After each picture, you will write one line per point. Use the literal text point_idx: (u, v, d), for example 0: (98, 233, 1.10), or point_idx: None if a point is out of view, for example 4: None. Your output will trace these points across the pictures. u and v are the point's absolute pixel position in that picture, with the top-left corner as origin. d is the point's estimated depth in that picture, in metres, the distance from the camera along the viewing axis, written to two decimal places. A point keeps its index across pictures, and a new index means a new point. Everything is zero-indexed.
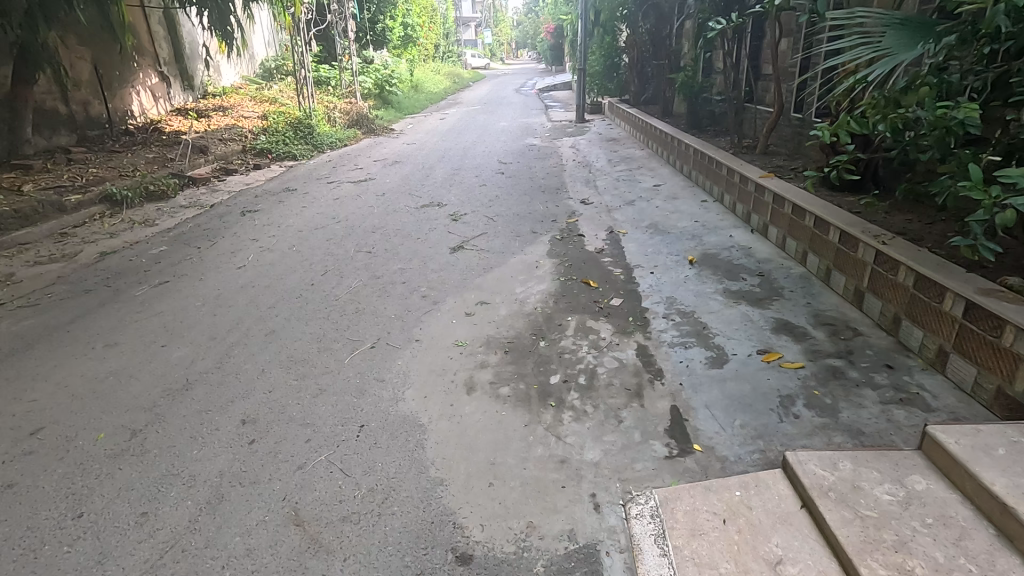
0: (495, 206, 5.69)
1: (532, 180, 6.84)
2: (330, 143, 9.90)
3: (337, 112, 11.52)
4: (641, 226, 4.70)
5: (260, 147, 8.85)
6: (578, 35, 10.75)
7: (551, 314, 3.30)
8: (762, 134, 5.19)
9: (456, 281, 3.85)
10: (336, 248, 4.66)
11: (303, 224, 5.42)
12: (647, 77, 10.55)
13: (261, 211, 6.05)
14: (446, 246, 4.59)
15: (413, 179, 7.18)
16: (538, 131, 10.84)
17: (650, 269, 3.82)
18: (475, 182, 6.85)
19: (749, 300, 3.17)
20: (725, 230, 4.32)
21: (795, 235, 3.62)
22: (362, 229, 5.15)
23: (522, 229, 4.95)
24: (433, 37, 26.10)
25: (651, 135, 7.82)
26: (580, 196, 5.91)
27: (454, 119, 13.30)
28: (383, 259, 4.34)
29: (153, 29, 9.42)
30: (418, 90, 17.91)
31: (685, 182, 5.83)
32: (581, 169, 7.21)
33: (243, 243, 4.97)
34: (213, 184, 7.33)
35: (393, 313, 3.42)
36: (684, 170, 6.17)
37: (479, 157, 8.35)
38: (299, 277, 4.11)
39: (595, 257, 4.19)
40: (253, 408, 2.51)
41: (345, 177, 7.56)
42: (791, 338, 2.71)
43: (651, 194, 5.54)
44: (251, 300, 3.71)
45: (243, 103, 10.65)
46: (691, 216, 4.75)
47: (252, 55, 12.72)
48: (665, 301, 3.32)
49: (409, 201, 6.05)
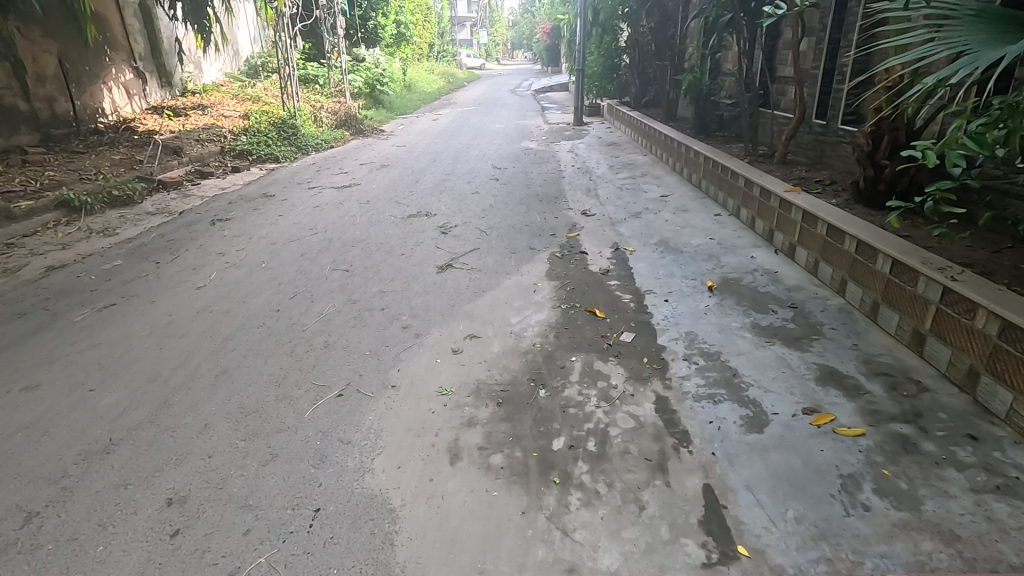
0: (488, 217, 5.22)
1: (529, 188, 6.38)
2: (315, 144, 9.40)
3: (325, 112, 11.01)
4: (649, 242, 4.24)
5: (239, 149, 8.34)
6: (577, 34, 10.28)
7: (551, 352, 2.83)
8: (781, 142, 4.75)
9: (443, 308, 3.37)
10: (310, 265, 4.17)
11: (277, 236, 4.92)
12: (648, 78, 10.09)
13: (232, 220, 5.54)
14: (433, 264, 4.11)
15: (401, 185, 6.69)
16: (535, 133, 10.38)
17: (664, 296, 3.36)
18: (467, 189, 6.37)
19: (784, 339, 2.71)
20: (744, 250, 3.86)
21: (829, 259, 3.16)
22: (341, 242, 4.66)
23: (518, 244, 4.48)
24: (426, 35, 25.49)
25: (655, 140, 7.36)
26: (581, 207, 5.44)
27: (447, 120, 12.80)
28: (361, 279, 3.85)
29: (128, 22, 8.89)
30: (410, 90, 17.36)
31: (695, 192, 5.38)
32: (581, 176, 6.75)
33: (208, 258, 4.47)
34: (186, 188, 6.82)
35: (369, 348, 2.94)
36: (693, 179, 5.71)
37: (471, 161, 7.87)
38: (265, 299, 3.62)
39: (600, 280, 3.73)
40: (184, 481, 2.03)
41: (327, 181, 7.06)
42: (843, 394, 2.25)
43: (659, 206, 5.08)
44: (204, 329, 3.22)
45: (224, 102, 10.12)
46: (704, 232, 4.30)
47: (236, 51, 12.19)
48: (684, 339, 2.86)
49: (394, 210, 5.57)
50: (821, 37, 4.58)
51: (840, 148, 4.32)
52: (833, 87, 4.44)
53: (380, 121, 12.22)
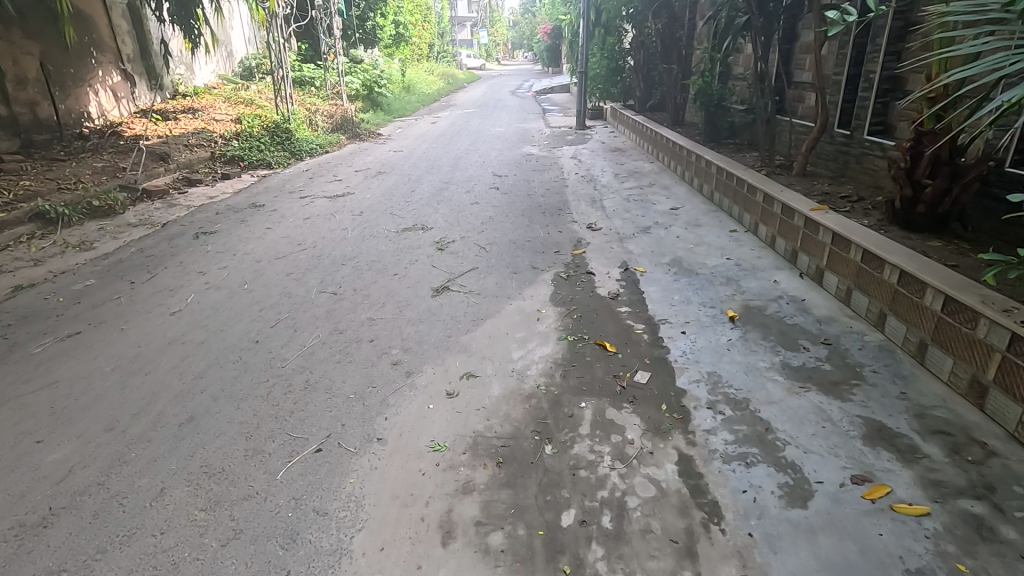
0: (487, 232, 4.91)
1: (531, 198, 6.08)
2: (309, 149, 9.11)
3: (320, 115, 10.72)
4: (662, 262, 3.93)
5: (230, 155, 8.05)
6: (580, 36, 9.98)
7: (559, 397, 2.52)
8: (800, 153, 4.45)
9: (438, 340, 3.07)
10: (296, 286, 3.87)
11: (263, 252, 4.61)
12: (653, 82, 9.78)
13: (217, 233, 5.23)
14: (428, 286, 3.80)
15: (397, 195, 6.38)
16: (537, 138, 10.09)
17: (680, 327, 3.06)
18: (466, 199, 6.06)
19: (820, 384, 2.40)
20: (766, 272, 3.56)
21: (865, 288, 2.85)
22: (330, 260, 4.36)
23: (519, 263, 4.17)
24: (425, 36, 25.13)
25: (662, 147, 7.07)
26: (586, 220, 5.14)
27: (446, 123, 12.48)
28: (350, 304, 3.54)
29: (115, 23, 8.59)
30: (408, 92, 17.02)
31: (707, 205, 5.08)
32: (585, 185, 6.44)
33: (187, 277, 4.16)
34: (172, 198, 6.52)
35: (354, 390, 2.63)
36: (704, 191, 5.41)
37: (471, 168, 7.55)
38: (243, 327, 3.31)
39: (610, 306, 3.42)
40: (130, 568, 1.73)
41: (320, 190, 6.75)
42: (896, 458, 1.95)
43: (669, 220, 4.78)
44: (174, 364, 2.92)
45: (216, 104, 9.80)
46: (720, 251, 4.00)
47: (230, 52, 11.88)
48: (707, 381, 2.55)
49: (389, 223, 5.27)
50: (844, 41, 4.28)
51: (866, 161, 4.02)
52: (858, 95, 4.14)
53: (377, 125, 11.90)
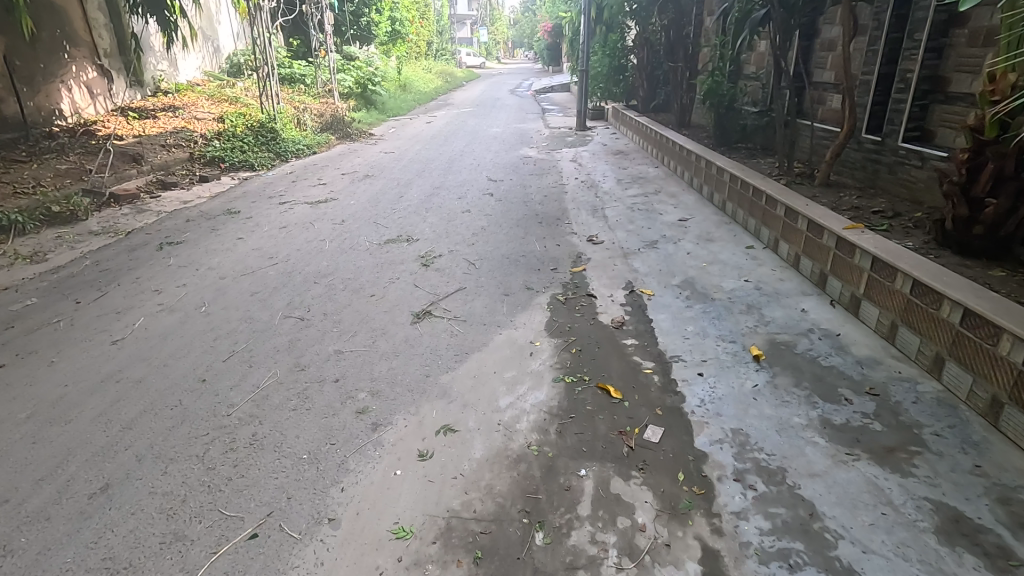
0: (478, 245, 4.47)
1: (527, 205, 5.64)
2: (295, 149, 8.67)
3: (309, 114, 10.28)
4: (671, 284, 3.50)
5: (210, 155, 7.62)
6: (581, 32, 9.54)
7: (553, 462, 2.09)
8: (825, 161, 4.01)
9: (414, 381, 2.63)
10: (261, 308, 3.44)
11: (229, 267, 4.17)
12: (658, 81, 9.33)
13: (184, 243, 4.78)
14: (408, 310, 3.36)
15: (383, 201, 5.93)
16: (535, 139, 9.66)
17: (697, 367, 2.62)
18: (457, 207, 5.62)
19: (871, 451, 1.97)
20: (791, 299, 3.13)
21: (916, 325, 2.42)
22: (302, 277, 3.92)
23: (512, 283, 3.73)
24: (423, 33, 24.59)
25: (668, 150, 6.64)
26: (587, 232, 4.70)
27: (441, 123, 12.02)
28: (317, 334, 3.10)
29: (91, 15, 8.13)
30: (404, 90, 16.53)
31: (719, 217, 4.64)
32: (586, 191, 6.00)
33: (141, 295, 3.73)
34: (142, 202, 6.08)
35: (307, 449, 2.20)
36: (715, 201, 4.97)
37: (464, 172, 7.10)
38: (191, 360, 2.87)
39: (613, 338, 2.99)
40: None
41: (301, 195, 6.30)
42: (985, 567, 1.52)
43: (678, 234, 4.35)
44: (101, 410, 2.48)
45: (198, 102, 9.34)
46: (737, 272, 3.56)
47: (217, 47, 11.41)
48: (732, 441, 2.12)
49: (371, 234, 4.82)
50: (875, 37, 3.83)
51: (902, 171, 3.58)
52: (892, 97, 3.70)
53: (370, 124, 11.44)
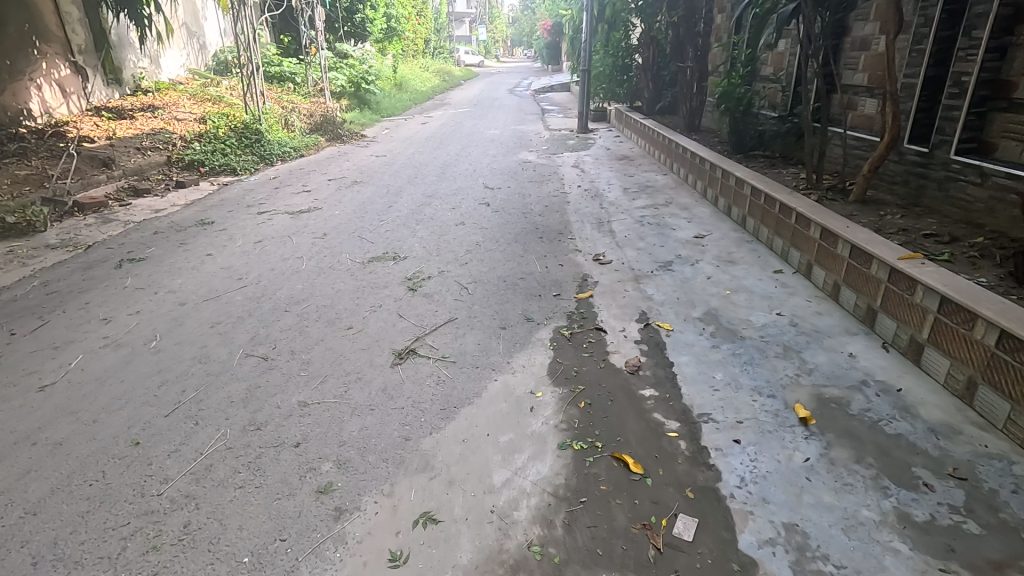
0: (472, 264, 4.02)
1: (526, 217, 5.20)
2: (282, 152, 8.23)
3: (298, 114, 9.81)
4: (692, 317, 3.05)
5: (188, 159, 7.18)
6: (584, 31, 9.11)
7: (561, 572, 1.64)
8: (863, 174, 3.57)
9: (389, 447, 2.17)
10: (220, 344, 2.99)
11: (191, 290, 3.71)
12: (663, 82, 8.89)
13: (147, 260, 4.32)
14: (389, 347, 2.91)
15: (371, 211, 5.48)
16: (535, 141, 9.21)
17: (732, 431, 2.17)
18: (450, 219, 5.16)
19: (972, 567, 1.53)
20: (835, 339, 2.68)
21: (1006, 388, 1.99)
22: (272, 304, 3.47)
23: (509, 313, 3.28)
24: (421, 31, 24.12)
25: (677, 157, 6.20)
26: (592, 250, 4.25)
27: (437, 124, 11.56)
28: (280, 380, 2.65)
29: (65, 9, 7.65)
30: (399, 90, 16.08)
31: (739, 234, 4.20)
32: (589, 201, 5.55)
33: (86, 324, 3.28)
34: (110, 211, 5.63)
35: (248, 548, 1.74)
36: (733, 215, 4.53)
37: (459, 179, 6.64)
38: (125, 415, 2.41)
39: (628, 387, 2.53)
40: None
41: (283, 203, 5.85)
42: None
43: (694, 254, 3.90)
44: (3, 487, 2.02)
45: (180, 101, 8.86)
46: (765, 303, 3.12)
47: (202, 44, 10.93)
48: (787, 544, 1.67)
49: (354, 250, 4.37)
50: (921, 35, 3.40)
51: (956, 189, 3.16)
52: (941, 104, 3.27)
53: (362, 125, 10.98)
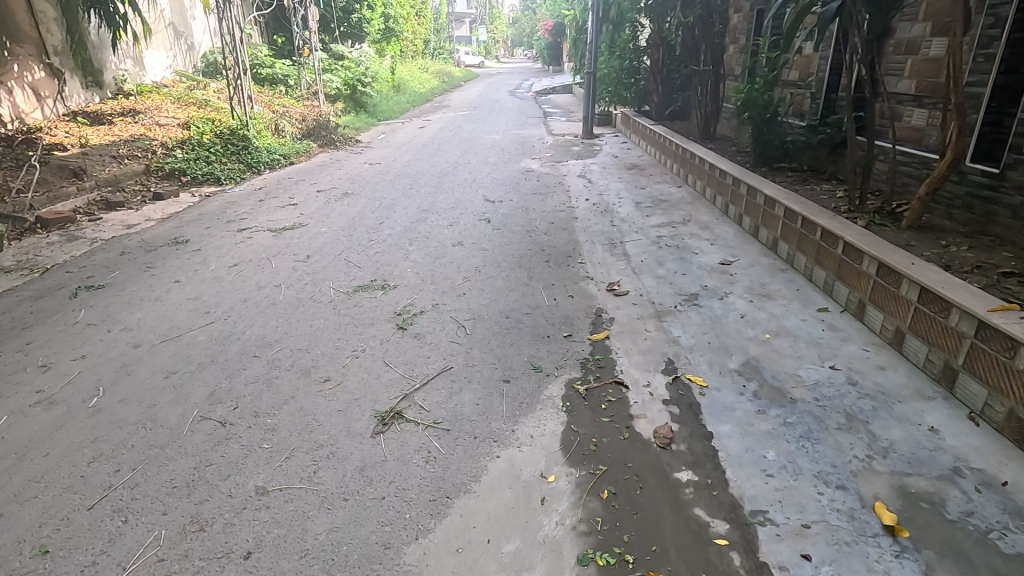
0: (471, 296, 3.56)
1: (530, 235, 4.74)
2: (270, 159, 7.79)
3: (289, 119, 9.37)
4: (730, 371, 2.59)
5: (169, 168, 6.73)
6: (590, 30, 8.67)
7: None
8: (920, 195, 3.12)
9: (364, 561, 1.72)
10: (172, 401, 2.53)
11: (149, 327, 3.24)
12: (674, 86, 8.43)
13: (106, 287, 3.86)
14: (371, 409, 2.45)
15: (361, 228, 5.02)
16: (537, 147, 8.76)
17: (800, 540, 1.71)
18: (447, 238, 4.70)
19: None
20: (908, 406, 2.22)
21: None
22: (240, 345, 3.01)
23: (513, 360, 2.82)
24: (420, 30, 23.65)
25: (692, 168, 5.75)
26: (606, 278, 3.79)
27: (435, 128, 11.10)
28: (237, 455, 2.19)
29: (40, 8, 7.18)
30: (396, 91, 15.61)
31: (770, 261, 3.74)
32: (599, 218, 5.09)
33: (21, 372, 2.82)
34: (77, 227, 5.18)
35: None
36: (761, 238, 4.07)
37: (457, 190, 6.18)
38: (38, 506, 1.95)
39: (659, 468, 2.07)
40: None
41: (266, 218, 5.40)
42: None
43: (722, 287, 3.44)
44: None
45: (163, 104, 8.38)
46: (814, 353, 2.66)
47: (190, 44, 10.47)
48: None
49: (340, 277, 3.91)
50: (990, 37, 2.98)
51: None
52: (1017, 118, 2.86)
53: (357, 130, 10.52)
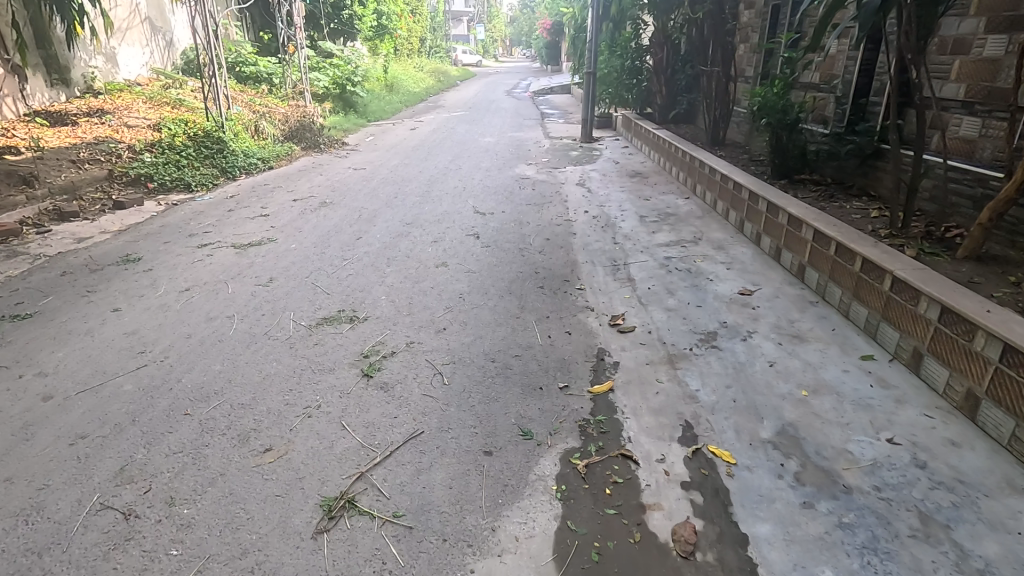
0: (452, 332, 3.06)
1: (523, 254, 4.25)
2: (247, 163, 7.28)
3: (271, 119, 8.86)
4: (763, 444, 2.10)
5: (134, 173, 6.23)
6: (591, 28, 8.23)
7: None
8: (983, 220, 2.64)
9: None
10: (70, 480, 2.03)
11: (69, 371, 2.74)
12: (678, 88, 7.95)
13: (34, 317, 3.36)
14: (317, 493, 1.96)
15: (336, 243, 4.53)
16: (534, 151, 8.29)
17: None
18: (430, 256, 4.20)
19: None
20: (1000, 504, 1.74)
21: None
22: (171, 399, 2.51)
23: (497, 422, 2.32)
24: (416, 28, 23.14)
25: (701, 177, 5.27)
26: (608, 309, 3.30)
27: (426, 130, 10.59)
28: (135, 567, 1.69)
29: None
30: (389, 91, 15.09)
31: (797, 291, 3.25)
32: (599, 233, 4.60)
33: None
34: (20, 241, 4.67)
35: None
36: (785, 262, 3.57)
37: (445, 200, 5.68)
38: None
39: None
40: None
41: (233, 231, 4.90)
42: None
43: (744, 324, 2.95)
44: None
45: (134, 104, 7.86)
46: (865, 418, 2.17)
47: (169, 40, 9.96)
48: None
49: (304, 306, 3.42)
50: None
51: None
52: None
53: (344, 131, 10.01)
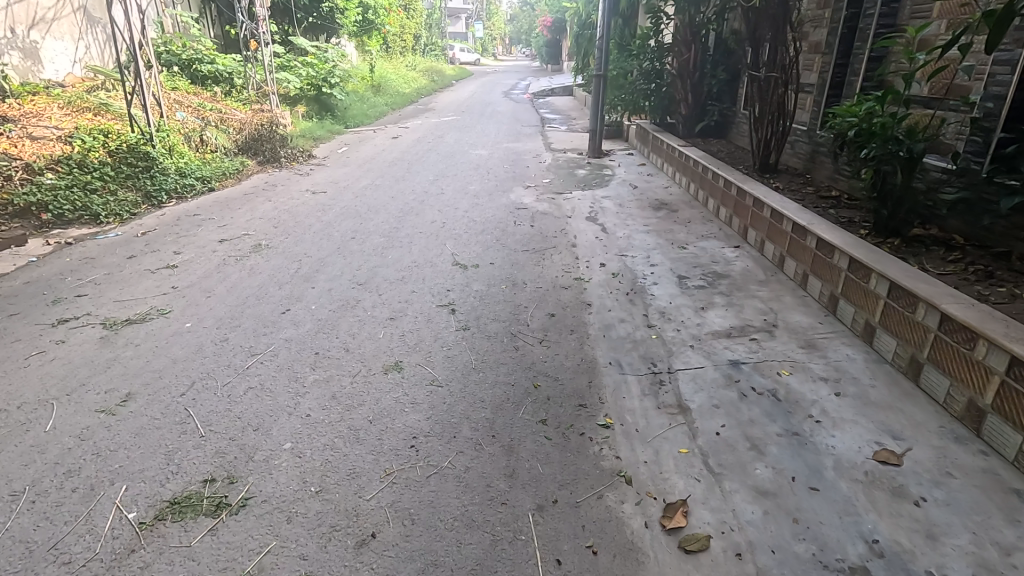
0: (385, 551, 1.71)
1: (517, 344, 2.90)
2: (182, 184, 5.92)
3: (223, 127, 7.50)
4: None
5: (22, 201, 4.87)
6: (604, 21, 6.90)
7: None
8: None
9: None
10: None
11: None
12: (707, 95, 6.62)
13: None
14: None
15: (252, 319, 3.19)
16: (533, 168, 6.96)
17: None
18: (379, 350, 2.86)
19: None
20: None
21: None
22: None
23: None
24: (410, 25, 21.87)
25: (756, 218, 3.94)
26: (657, 484, 1.95)
27: (410, 139, 9.23)
28: None
29: None
30: (375, 92, 13.77)
31: (981, 462, 1.91)
32: (625, 306, 3.26)
33: None
34: None
35: None
36: (930, 382, 2.25)
37: (416, 244, 4.33)
38: None
39: None
40: None
41: (116, 294, 3.54)
42: None
43: (916, 554, 1.61)
44: None
45: (48, 110, 6.49)
46: None
47: (110, 35, 8.61)
48: None
49: (155, 464, 2.07)
50: None
51: None
52: None
53: (314, 140, 8.66)
